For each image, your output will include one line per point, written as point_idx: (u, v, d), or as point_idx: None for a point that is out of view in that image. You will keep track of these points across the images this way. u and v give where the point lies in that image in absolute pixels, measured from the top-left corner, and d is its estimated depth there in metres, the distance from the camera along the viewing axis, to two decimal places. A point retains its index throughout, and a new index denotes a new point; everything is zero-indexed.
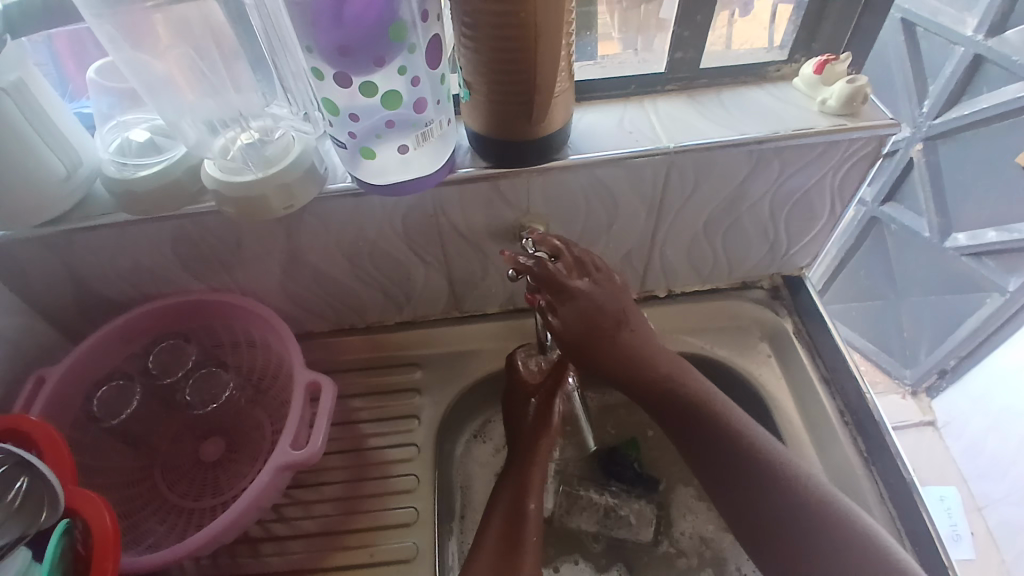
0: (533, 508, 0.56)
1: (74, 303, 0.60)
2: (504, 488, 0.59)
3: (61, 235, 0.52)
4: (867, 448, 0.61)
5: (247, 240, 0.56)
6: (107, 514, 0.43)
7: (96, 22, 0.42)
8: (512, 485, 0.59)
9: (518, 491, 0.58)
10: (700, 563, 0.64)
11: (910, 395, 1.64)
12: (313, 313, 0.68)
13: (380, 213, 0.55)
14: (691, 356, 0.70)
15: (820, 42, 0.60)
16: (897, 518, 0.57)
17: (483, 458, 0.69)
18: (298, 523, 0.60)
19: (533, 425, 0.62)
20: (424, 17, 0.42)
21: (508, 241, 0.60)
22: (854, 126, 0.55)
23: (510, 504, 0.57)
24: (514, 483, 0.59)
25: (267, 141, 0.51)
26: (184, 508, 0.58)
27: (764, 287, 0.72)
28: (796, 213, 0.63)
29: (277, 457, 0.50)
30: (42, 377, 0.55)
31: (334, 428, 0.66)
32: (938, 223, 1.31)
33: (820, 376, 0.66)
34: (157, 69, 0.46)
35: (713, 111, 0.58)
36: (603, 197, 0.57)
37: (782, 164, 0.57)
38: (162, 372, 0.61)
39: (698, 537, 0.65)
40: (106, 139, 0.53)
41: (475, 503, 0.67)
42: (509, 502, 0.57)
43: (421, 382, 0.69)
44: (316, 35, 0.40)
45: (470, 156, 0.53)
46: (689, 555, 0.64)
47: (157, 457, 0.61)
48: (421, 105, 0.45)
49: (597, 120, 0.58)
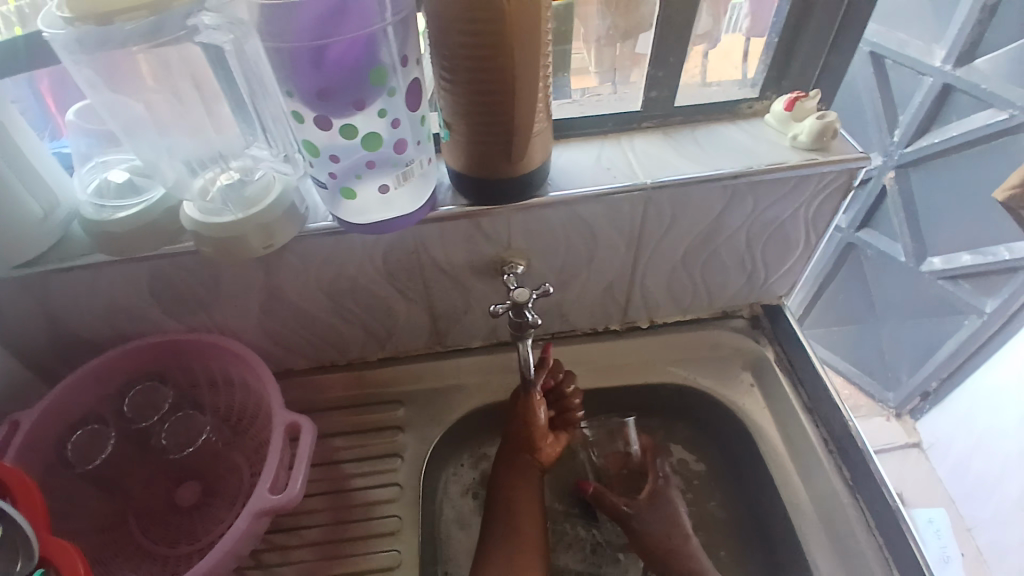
0: (529, 538, 0.58)
1: (49, 345, 0.58)
2: (512, 517, 0.59)
3: (39, 277, 0.51)
4: (852, 476, 0.61)
5: (226, 278, 0.56)
6: (82, 561, 0.42)
7: (73, 66, 0.42)
8: (521, 505, 0.59)
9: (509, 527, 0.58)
10: (725, 560, 0.64)
11: (894, 417, 1.64)
12: (293, 351, 0.67)
13: (360, 250, 0.55)
14: (674, 386, 0.70)
15: (789, 79, 0.62)
16: (884, 545, 0.57)
17: (462, 508, 0.66)
18: (279, 568, 0.59)
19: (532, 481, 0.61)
20: (404, 62, 0.43)
21: (490, 276, 0.60)
22: (826, 161, 0.56)
23: (519, 534, 0.58)
24: (526, 508, 0.59)
25: (247, 181, 0.50)
26: (160, 556, 0.56)
27: (745, 316, 0.73)
28: (773, 244, 0.64)
29: (254, 502, 0.49)
30: (16, 421, 0.53)
31: (315, 469, 0.65)
32: (912, 247, 1.34)
33: (802, 405, 0.66)
34: (135, 111, 0.46)
35: (689, 147, 0.60)
36: (582, 232, 0.58)
37: (756, 198, 0.58)
38: (138, 416, 0.58)
39: None
40: (84, 180, 0.52)
41: (461, 557, 0.64)
42: (505, 547, 0.57)
43: (404, 419, 0.68)
44: (296, 79, 0.40)
45: (450, 193, 0.54)
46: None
47: (131, 502, 0.58)
48: (401, 146, 0.46)
49: (575, 157, 0.59)
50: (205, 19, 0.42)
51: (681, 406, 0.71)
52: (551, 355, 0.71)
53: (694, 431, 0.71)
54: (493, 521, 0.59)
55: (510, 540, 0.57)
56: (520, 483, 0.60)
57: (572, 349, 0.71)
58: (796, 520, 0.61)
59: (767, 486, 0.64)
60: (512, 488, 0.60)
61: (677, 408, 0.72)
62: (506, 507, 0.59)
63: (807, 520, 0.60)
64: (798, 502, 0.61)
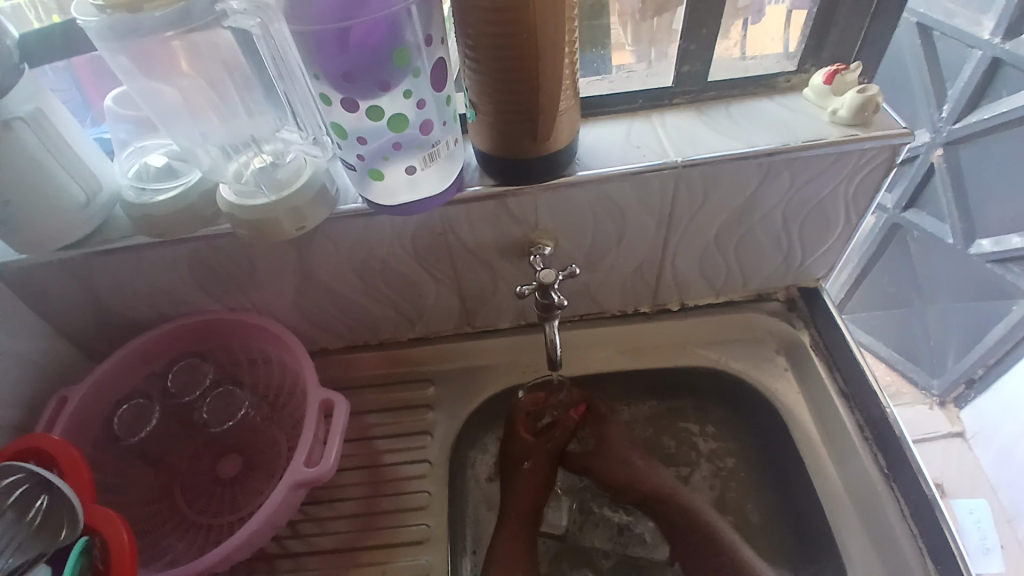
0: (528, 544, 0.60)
1: (96, 324, 0.61)
2: (513, 514, 0.62)
3: (83, 259, 0.54)
4: (888, 463, 0.60)
5: (261, 260, 0.57)
6: (125, 530, 0.44)
7: (109, 53, 0.43)
8: (522, 504, 0.62)
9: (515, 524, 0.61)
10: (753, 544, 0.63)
11: (938, 405, 1.58)
12: (326, 331, 0.69)
13: (389, 232, 0.56)
14: (705, 368, 0.69)
15: (829, 49, 0.59)
16: (919, 535, 0.56)
17: (490, 495, 0.67)
18: (314, 539, 0.61)
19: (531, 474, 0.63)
20: (428, 42, 0.43)
21: (517, 257, 0.60)
22: (867, 136, 0.54)
23: (516, 535, 0.60)
24: (526, 505, 0.62)
25: (279, 165, 0.51)
26: (203, 525, 0.59)
27: (780, 299, 0.72)
28: (810, 222, 0.62)
29: (290, 474, 0.50)
30: (64, 397, 0.56)
31: (349, 445, 0.67)
32: (963, 228, 1.29)
33: (838, 390, 0.65)
34: (170, 97, 0.47)
35: (722, 123, 0.58)
36: (611, 211, 0.57)
37: (793, 175, 0.56)
38: (180, 392, 0.62)
39: None
40: (125, 165, 0.55)
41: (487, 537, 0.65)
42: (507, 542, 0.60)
43: (434, 397, 0.69)
44: (321, 63, 0.41)
45: (478, 174, 0.54)
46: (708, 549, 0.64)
47: (177, 474, 0.62)
48: (427, 127, 0.46)
49: (603, 135, 0.58)
50: (233, 4, 0.43)
51: (713, 390, 0.71)
52: (580, 337, 0.71)
53: (726, 414, 0.71)
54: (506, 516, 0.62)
55: (511, 535, 0.60)
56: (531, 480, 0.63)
57: (602, 330, 0.71)
58: (828, 506, 0.60)
59: (800, 470, 0.63)
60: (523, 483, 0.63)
61: (709, 391, 0.71)
62: (517, 506, 0.62)
63: (840, 507, 0.59)
64: (830, 489, 0.60)
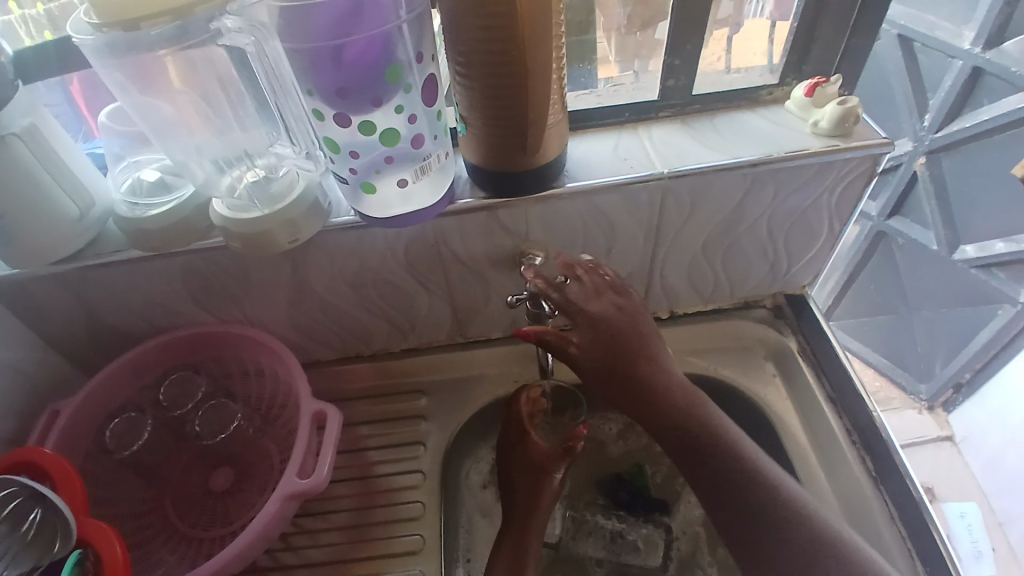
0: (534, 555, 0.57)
1: (89, 338, 0.62)
2: (517, 522, 0.59)
3: (76, 272, 0.54)
4: (876, 468, 0.60)
5: (254, 273, 0.58)
6: (117, 543, 0.44)
7: (105, 70, 0.44)
8: (523, 511, 0.59)
9: (518, 535, 0.58)
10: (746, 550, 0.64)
11: (927, 410, 1.60)
12: (319, 342, 0.69)
13: (382, 243, 0.56)
14: (695, 376, 0.70)
15: (810, 63, 0.61)
16: (907, 537, 0.57)
17: (484, 505, 0.67)
18: (306, 551, 0.61)
19: (527, 485, 0.61)
20: (419, 58, 0.44)
21: (508, 267, 0.61)
22: (848, 147, 0.55)
23: (521, 546, 0.57)
24: (528, 515, 0.59)
25: (273, 179, 0.52)
26: (194, 538, 0.59)
27: (767, 306, 0.73)
28: (795, 232, 0.63)
29: (283, 486, 0.50)
30: (56, 411, 0.57)
31: (341, 456, 0.67)
32: (946, 236, 1.32)
33: (826, 396, 0.66)
34: (164, 112, 0.48)
35: (706, 135, 0.60)
36: (600, 222, 0.58)
37: (776, 186, 0.58)
38: (173, 405, 0.61)
39: (691, 529, 0.66)
40: (118, 179, 0.55)
41: (481, 547, 0.65)
42: (510, 552, 0.57)
43: (426, 408, 0.69)
44: (316, 79, 0.41)
45: (469, 187, 0.55)
46: (700, 553, 0.64)
47: (167, 488, 0.61)
48: (419, 140, 0.47)
49: (592, 147, 0.60)
50: (228, 23, 0.44)
51: None
52: None
53: None
54: (509, 526, 0.59)
55: (515, 544, 0.58)
56: (531, 489, 0.60)
57: None
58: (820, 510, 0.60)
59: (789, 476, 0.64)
60: (522, 486, 0.61)
61: None
62: (520, 518, 0.59)
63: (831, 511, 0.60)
64: (822, 492, 0.61)
